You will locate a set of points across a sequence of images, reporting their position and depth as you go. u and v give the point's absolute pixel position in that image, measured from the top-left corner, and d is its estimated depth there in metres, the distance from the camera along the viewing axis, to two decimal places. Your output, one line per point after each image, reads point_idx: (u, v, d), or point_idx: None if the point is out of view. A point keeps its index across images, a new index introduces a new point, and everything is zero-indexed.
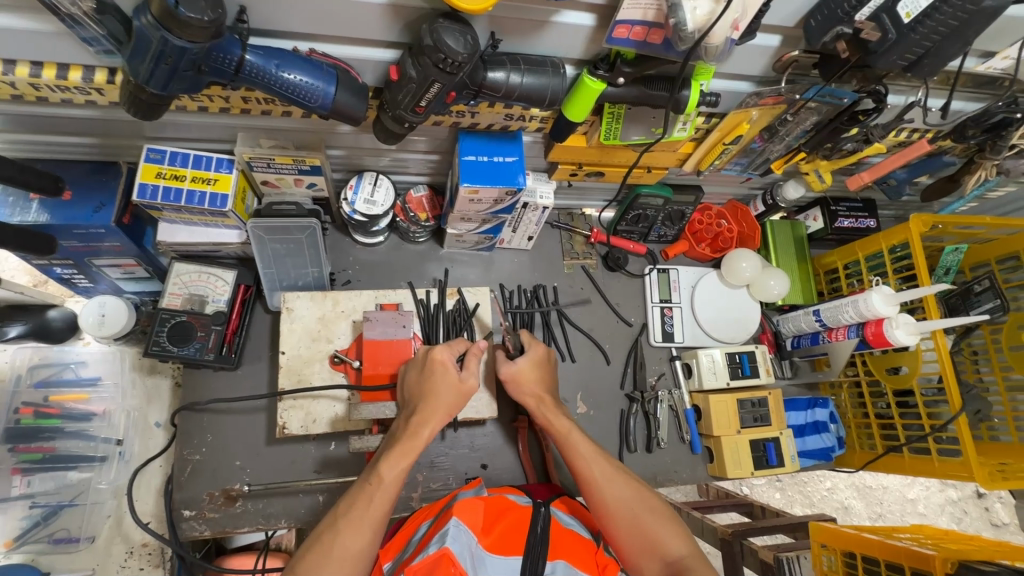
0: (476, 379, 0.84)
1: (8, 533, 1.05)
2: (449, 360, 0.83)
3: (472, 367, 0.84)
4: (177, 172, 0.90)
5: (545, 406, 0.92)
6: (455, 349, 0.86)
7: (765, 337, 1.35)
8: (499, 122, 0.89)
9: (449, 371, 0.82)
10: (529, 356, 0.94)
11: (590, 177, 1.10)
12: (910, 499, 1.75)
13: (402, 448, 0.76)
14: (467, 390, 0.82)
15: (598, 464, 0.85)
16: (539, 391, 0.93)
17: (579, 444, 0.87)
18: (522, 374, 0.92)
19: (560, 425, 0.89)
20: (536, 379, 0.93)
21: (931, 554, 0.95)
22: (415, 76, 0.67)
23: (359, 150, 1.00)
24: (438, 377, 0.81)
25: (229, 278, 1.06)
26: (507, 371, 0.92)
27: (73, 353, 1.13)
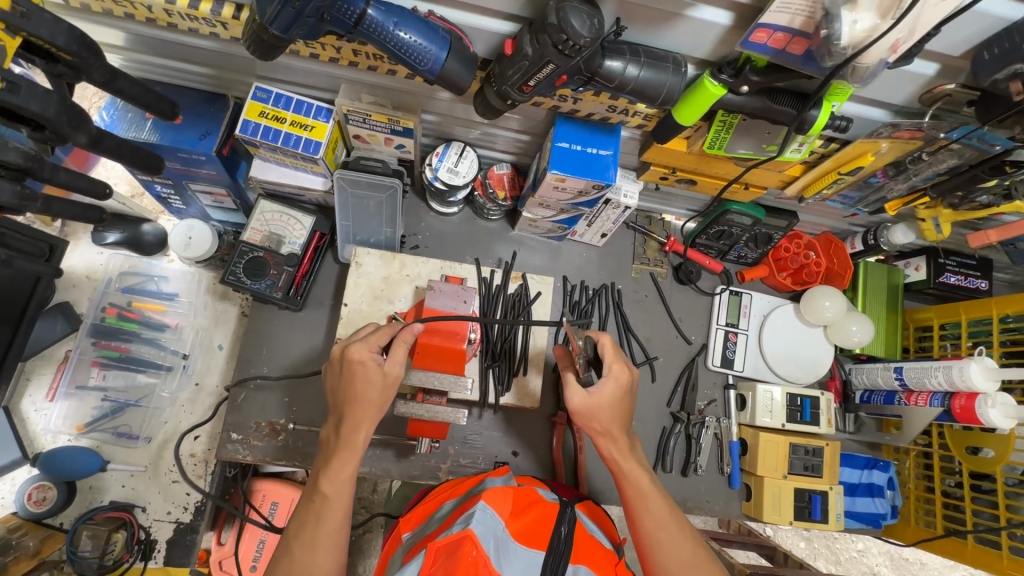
0: (400, 368, 0.80)
1: (81, 417, 1.15)
2: (368, 360, 0.79)
3: (397, 352, 0.81)
4: (278, 113, 0.92)
5: (619, 456, 0.80)
6: (372, 346, 0.81)
7: (832, 384, 1.26)
8: (601, 112, 0.85)
9: (370, 369, 0.79)
10: (607, 383, 0.80)
11: (680, 184, 1.05)
12: None
13: (336, 457, 0.77)
14: (393, 379, 0.80)
15: (661, 525, 0.78)
16: (612, 428, 0.80)
17: (649, 498, 0.79)
18: (597, 408, 0.79)
19: (632, 483, 0.79)
20: (609, 417, 0.80)
21: None
22: (529, 53, 0.64)
23: (452, 118, 0.99)
24: (360, 381, 0.79)
25: (306, 223, 1.09)
26: (579, 398, 0.80)
27: (159, 268, 1.22)
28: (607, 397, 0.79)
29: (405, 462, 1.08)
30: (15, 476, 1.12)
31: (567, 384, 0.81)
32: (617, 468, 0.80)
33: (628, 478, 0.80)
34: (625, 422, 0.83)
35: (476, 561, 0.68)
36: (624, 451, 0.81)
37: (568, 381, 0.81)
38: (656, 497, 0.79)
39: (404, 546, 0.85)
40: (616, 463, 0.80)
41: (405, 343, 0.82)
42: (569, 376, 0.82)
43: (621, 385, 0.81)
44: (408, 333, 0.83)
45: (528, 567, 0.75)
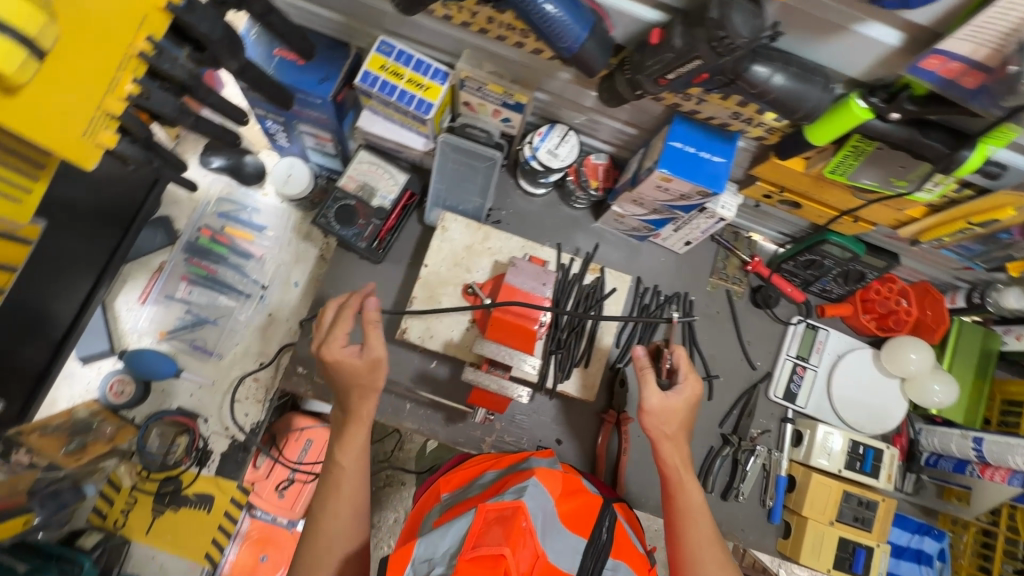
0: (381, 351, 0.84)
1: (165, 324, 1.25)
2: (346, 355, 0.83)
3: (374, 333, 0.83)
4: (397, 69, 0.94)
5: (681, 468, 0.84)
6: (342, 339, 0.84)
7: (898, 440, 1.19)
8: (722, 117, 0.82)
9: (348, 360, 0.82)
10: (682, 392, 0.84)
11: (782, 205, 1.01)
12: None
13: (347, 436, 0.85)
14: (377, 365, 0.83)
15: (706, 547, 0.80)
16: (676, 434, 0.84)
17: (696, 512, 0.82)
18: (670, 412, 0.83)
19: (684, 498, 0.83)
20: (678, 426, 0.84)
21: None
22: (677, 46, 0.62)
23: (563, 100, 0.98)
24: (346, 372, 0.83)
25: (400, 180, 1.12)
26: (655, 400, 0.83)
27: (253, 200, 1.30)
28: (677, 405, 0.83)
29: (453, 427, 1.10)
30: (102, 365, 1.22)
31: (646, 384, 0.83)
32: (676, 479, 0.84)
33: (682, 490, 0.83)
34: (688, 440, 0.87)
35: (525, 530, 0.71)
36: (685, 465, 0.85)
37: (646, 378, 0.83)
38: (706, 517, 0.82)
39: (442, 505, 0.88)
40: (676, 475, 0.84)
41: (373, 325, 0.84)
42: (645, 374, 0.83)
43: (693, 398, 0.85)
44: (372, 314, 0.85)
45: (570, 549, 0.76)
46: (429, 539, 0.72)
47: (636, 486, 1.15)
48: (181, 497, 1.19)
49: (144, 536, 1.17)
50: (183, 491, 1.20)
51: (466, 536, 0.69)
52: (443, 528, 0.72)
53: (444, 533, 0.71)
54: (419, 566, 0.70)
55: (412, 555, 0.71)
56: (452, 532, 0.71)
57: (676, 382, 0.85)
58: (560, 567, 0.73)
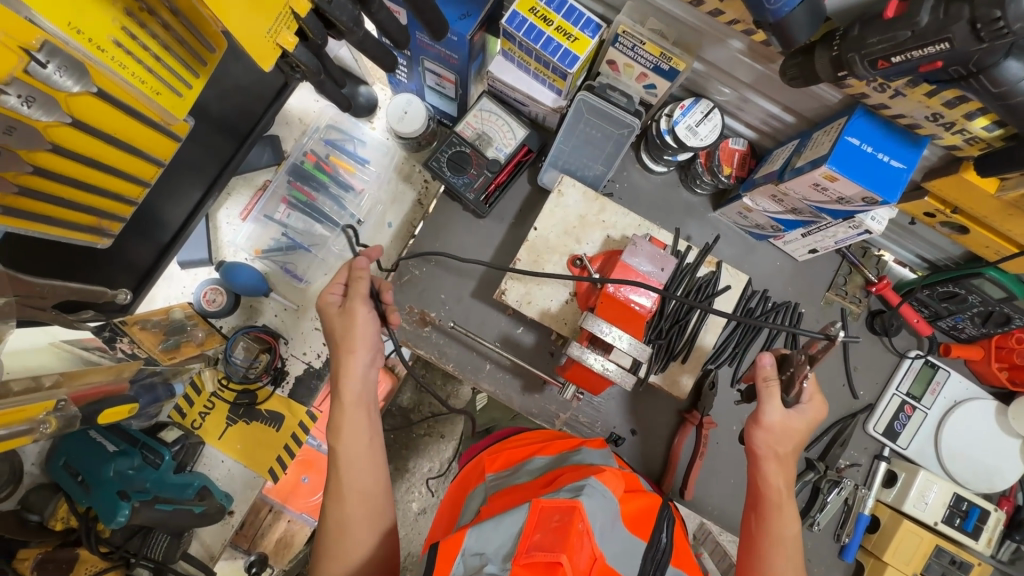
0: (361, 300, 0.82)
1: (259, 244, 1.26)
2: (328, 301, 0.84)
3: (359, 280, 0.82)
4: (547, 14, 0.87)
5: (783, 491, 0.82)
6: (336, 287, 0.85)
7: (1004, 503, 1.09)
8: (915, 118, 0.72)
9: (326, 310, 0.84)
10: (804, 411, 0.82)
11: (944, 226, 0.90)
12: None
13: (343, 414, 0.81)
14: (355, 313, 0.81)
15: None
16: (788, 453, 0.83)
17: (785, 538, 0.80)
18: (789, 428, 0.82)
19: (778, 526, 0.80)
20: (793, 447, 0.83)
21: None
22: (921, 25, 0.53)
23: (720, 72, 0.89)
24: (329, 319, 0.84)
25: (518, 134, 1.07)
26: (778, 416, 0.81)
27: (361, 132, 1.28)
28: (797, 424, 0.82)
29: (529, 397, 1.07)
30: (198, 272, 1.25)
31: (769, 397, 0.81)
32: (774, 506, 0.82)
33: (778, 514, 0.81)
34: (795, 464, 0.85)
35: (580, 532, 0.63)
36: (784, 493, 0.83)
37: (771, 392, 0.81)
38: (795, 549, 0.80)
39: (486, 486, 0.79)
40: (777, 497, 0.82)
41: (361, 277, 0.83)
42: (770, 388, 0.81)
43: (812, 421, 0.83)
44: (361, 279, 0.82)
45: (630, 550, 0.68)
46: (481, 530, 0.63)
47: (704, 494, 1.10)
48: (254, 411, 1.23)
49: (216, 440, 1.22)
50: (257, 406, 1.23)
51: (520, 533, 0.62)
52: (495, 520, 0.63)
53: (496, 526, 0.63)
54: (469, 560, 0.62)
55: (462, 544, 0.63)
56: (504, 527, 0.63)
57: (801, 401, 0.83)
58: (618, 570, 0.65)
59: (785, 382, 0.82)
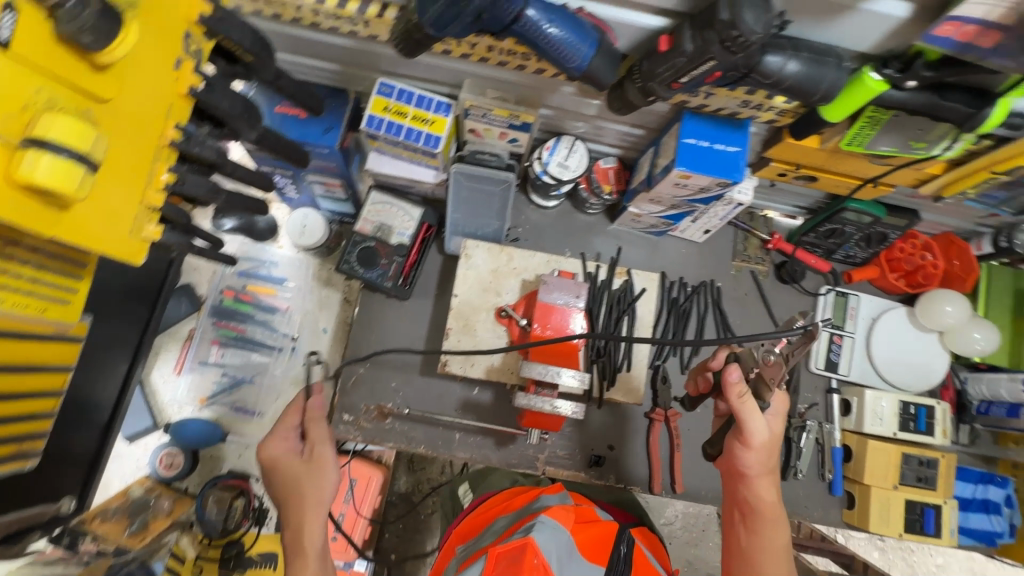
0: (328, 445, 0.89)
1: (203, 391, 1.25)
2: (289, 452, 0.87)
3: (320, 425, 0.90)
4: (401, 108, 0.95)
5: (774, 504, 0.87)
6: (291, 434, 0.89)
7: (946, 393, 1.19)
8: (731, 107, 0.83)
9: (287, 460, 0.86)
10: (775, 416, 0.86)
11: (798, 180, 1.01)
12: None
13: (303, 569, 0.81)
14: (323, 461, 0.87)
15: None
16: (774, 466, 0.87)
17: (781, 548, 0.85)
18: (773, 444, 0.85)
19: (772, 538, 0.85)
20: (777, 457, 0.86)
21: None
22: (688, 51, 0.63)
23: (567, 112, 0.99)
24: (284, 471, 0.86)
25: (414, 214, 1.13)
26: (767, 437, 0.83)
27: (270, 254, 1.30)
28: (778, 437, 0.86)
29: (505, 450, 1.10)
30: (148, 441, 1.23)
31: (757, 419, 0.82)
32: (769, 519, 0.86)
33: (773, 527, 0.85)
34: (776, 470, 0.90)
35: (538, 567, 0.70)
36: (774, 505, 0.87)
37: (758, 415, 0.82)
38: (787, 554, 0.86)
39: (458, 557, 0.85)
40: (771, 511, 0.86)
41: (318, 420, 0.90)
42: (751, 404, 0.80)
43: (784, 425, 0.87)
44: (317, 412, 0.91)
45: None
46: None
47: (697, 480, 1.15)
48: (246, 559, 1.17)
49: None
50: (247, 552, 1.17)
51: None
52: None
53: None
54: None
55: None
56: None
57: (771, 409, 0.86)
58: None
59: (755, 388, 0.81)
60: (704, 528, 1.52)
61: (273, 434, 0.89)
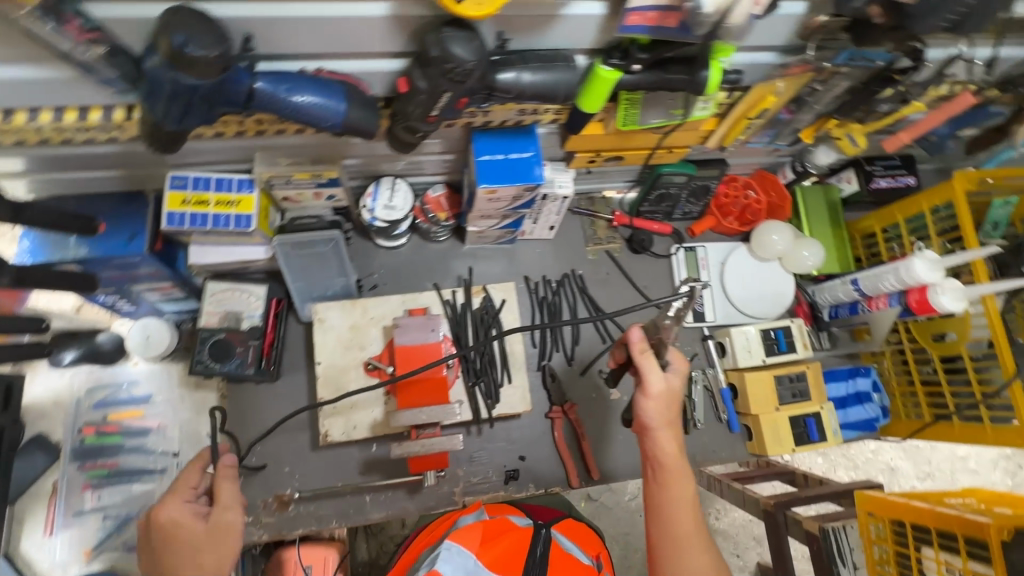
0: (234, 511, 0.79)
1: (87, 542, 1.14)
2: (189, 514, 0.77)
3: (229, 488, 0.81)
4: (200, 197, 0.92)
5: (679, 456, 0.85)
6: (192, 494, 0.80)
7: (800, 308, 1.33)
8: (513, 118, 0.87)
9: (188, 524, 0.76)
10: (676, 372, 0.88)
11: (609, 162, 1.07)
12: (961, 457, 1.66)
13: None
14: (226, 530, 0.78)
15: (696, 534, 0.81)
16: (676, 417, 0.87)
17: (685, 502, 0.83)
18: (671, 393, 0.86)
19: (681, 490, 0.83)
20: (676, 408, 0.87)
21: (985, 522, 0.97)
22: (424, 88, 0.65)
23: (375, 157, 0.99)
24: (181, 539, 0.76)
25: (260, 293, 1.09)
26: (659, 384, 0.84)
27: (124, 374, 1.19)
28: (677, 387, 0.87)
29: (419, 496, 1.10)
30: None
31: (648, 365, 0.85)
32: (673, 470, 0.84)
33: (677, 481, 0.83)
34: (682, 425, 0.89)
35: None
36: (680, 457, 0.85)
37: (649, 362, 0.84)
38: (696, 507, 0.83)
39: None
40: (675, 463, 0.84)
41: (228, 479, 0.82)
42: (647, 358, 0.84)
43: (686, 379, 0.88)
44: (230, 467, 0.83)
45: None
46: None
47: (612, 460, 1.19)
48: None
49: None
50: None
51: None
52: None
53: None
54: None
55: None
56: None
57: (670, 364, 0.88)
58: None
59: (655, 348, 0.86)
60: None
61: (175, 492, 0.80)
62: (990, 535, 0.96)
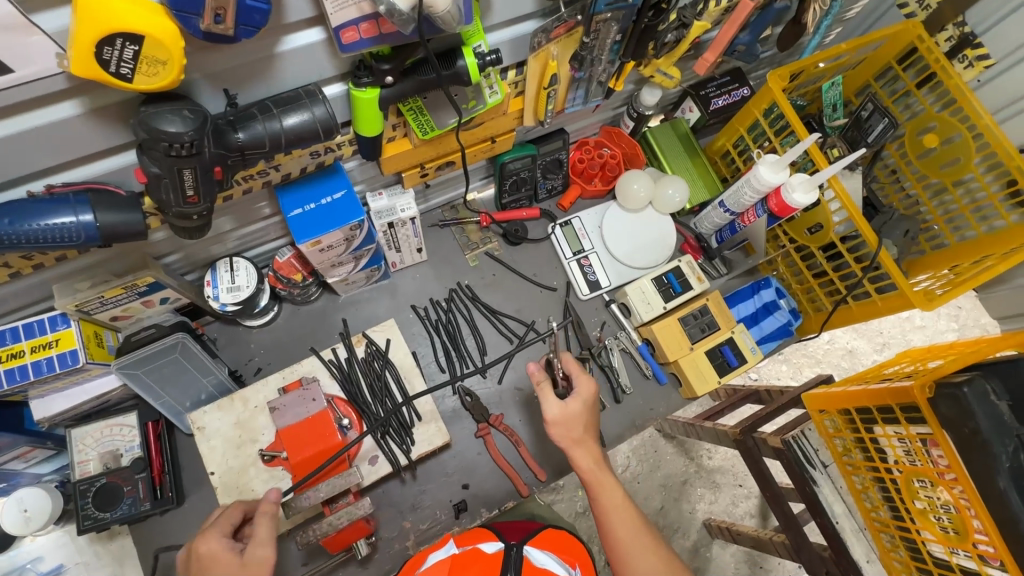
0: (268, 547, 0.69)
1: None
2: (221, 549, 0.68)
3: (262, 526, 0.71)
4: (12, 349, 0.82)
5: (595, 466, 0.85)
6: (226, 528, 0.72)
7: (687, 245, 1.35)
8: (309, 162, 0.83)
9: (224, 560, 0.67)
10: (578, 396, 0.91)
11: (444, 168, 1.02)
12: (907, 318, 1.55)
13: None
14: (259, 567, 0.67)
15: (636, 537, 0.79)
16: (585, 432, 0.89)
17: (617, 508, 0.82)
18: (571, 417, 0.89)
19: (609, 498, 0.82)
20: (582, 429, 0.88)
21: (908, 385, 0.87)
22: (160, 171, 0.60)
23: (196, 245, 0.93)
24: (215, 574, 0.66)
25: (133, 420, 1.01)
26: (556, 410, 0.88)
27: (25, 552, 1.06)
28: (576, 408, 0.89)
29: (372, 564, 1.05)
30: None
31: (545, 395, 0.89)
32: (594, 480, 0.84)
33: (604, 490, 0.83)
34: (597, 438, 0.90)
35: None
36: (599, 468, 0.85)
37: (544, 391, 0.90)
38: (631, 509, 0.82)
39: None
40: (594, 474, 0.84)
41: (268, 515, 0.72)
42: (543, 388, 0.90)
43: (590, 402, 0.91)
44: (271, 504, 0.74)
45: None
46: None
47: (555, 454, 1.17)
48: None
49: None
50: None
51: None
52: None
53: None
54: None
55: None
56: None
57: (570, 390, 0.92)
58: None
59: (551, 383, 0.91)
60: (654, 450, 1.24)
61: (212, 529, 0.72)
62: (915, 398, 0.86)
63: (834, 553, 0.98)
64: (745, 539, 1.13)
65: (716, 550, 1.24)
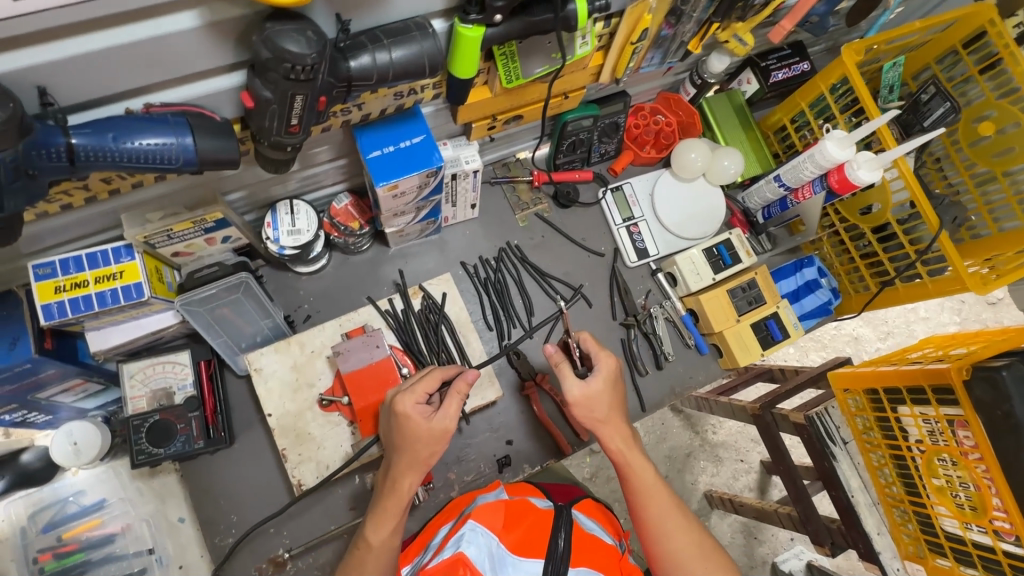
0: (451, 422, 0.75)
1: None
2: (416, 407, 0.76)
3: (448, 405, 0.76)
4: (76, 278, 0.80)
5: (624, 447, 0.84)
6: (424, 391, 0.78)
7: (734, 219, 1.35)
8: (391, 104, 0.80)
9: (417, 420, 0.75)
10: (599, 373, 0.86)
11: (510, 123, 1.00)
12: (911, 308, 1.58)
13: (383, 509, 0.76)
14: (441, 435, 0.75)
15: (668, 517, 0.82)
16: (611, 411, 0.85)
17: (649, 489, 0.83)
18: (594, 397, 0.84)
19: (640, 479, 0.83)
20: (606, 409, 0.85)
21: (944, 366, 0.85)
22: (272, 97, 0.58)
23: (260, 183, 0.91)
24: (408, 430, 0.75)
25: (185, 359, 1.01)
26: (577, 391, 0.84)
27: (68, 486, 1.03)
28: (599, 387, 0.85)
29: (418, 512, 1.07)
30: None
31: (565, 375, 0.85)
32: (623, 460, 0.84)
33: (635, 472, 0.83)
34: (625, 414, 0.87)
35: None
36: (629, 447, 0.85)
37: (564, 371, 0.85)
38: (664, 489, 0.83)
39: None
40: (622, 456, 0.84)
41: (457, 396, 0.76)
42: (562, 368, 0.86)
43: (611, 380, 0.86)
44: (462, 382, 0.78)
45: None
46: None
47: None
48: None
49: None
50: None
51: None
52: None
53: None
54: None
55: None
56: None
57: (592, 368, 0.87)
58: None
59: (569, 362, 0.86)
60: (661, 423, 1.35)
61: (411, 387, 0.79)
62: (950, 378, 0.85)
63: (844, 525, 1.02)
64: (748, 510, 1.19)
65: (715, 521, 1.32)
